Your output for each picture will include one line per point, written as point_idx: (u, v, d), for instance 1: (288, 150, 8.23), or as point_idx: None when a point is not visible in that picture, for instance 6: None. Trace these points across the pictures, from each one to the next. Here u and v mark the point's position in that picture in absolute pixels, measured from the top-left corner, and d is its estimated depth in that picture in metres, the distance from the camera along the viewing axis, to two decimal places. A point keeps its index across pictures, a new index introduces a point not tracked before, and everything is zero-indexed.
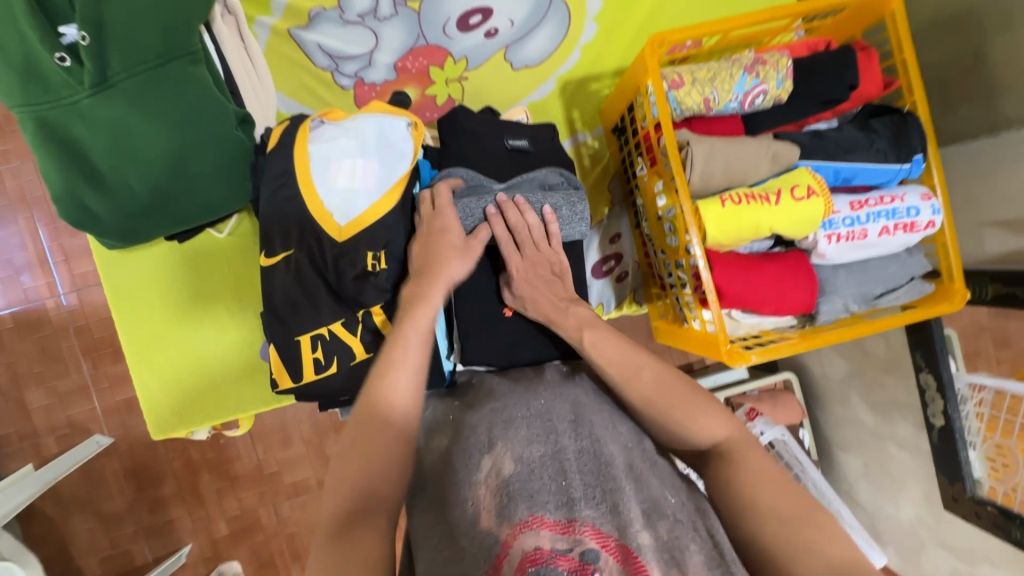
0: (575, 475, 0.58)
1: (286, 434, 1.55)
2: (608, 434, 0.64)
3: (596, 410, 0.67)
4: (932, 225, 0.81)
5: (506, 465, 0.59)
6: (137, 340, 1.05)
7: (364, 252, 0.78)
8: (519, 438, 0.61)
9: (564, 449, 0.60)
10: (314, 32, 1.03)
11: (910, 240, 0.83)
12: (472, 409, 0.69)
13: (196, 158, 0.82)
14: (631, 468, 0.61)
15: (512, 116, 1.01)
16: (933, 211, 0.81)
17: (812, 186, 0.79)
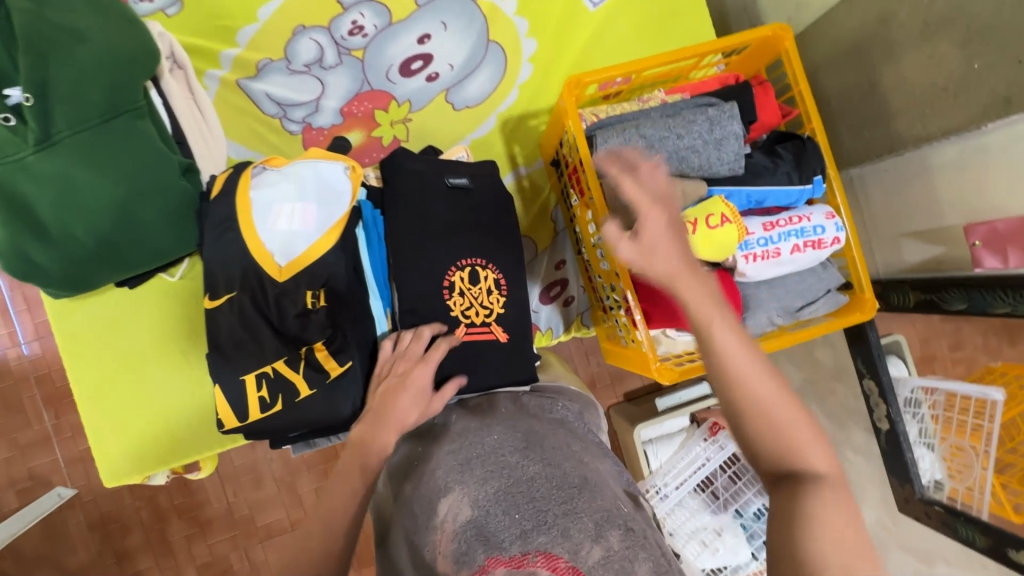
0: (527, 507, 0.60)
1: (256, 474, 1.53)
2: (558, 459, 0.69)
3: (546, 439, 0.73)
4: (838, 241, 0.87)
5: (462, 507, 0.62)
6: (90, 387, 1.05)
7: (304, 290, 0.83)
8: (474, 478, 0.65)
9: (516, 481, 0.64)
10: (261, 82, 1.09)
11: (820, 256, 0.88)
12: (432, 455, 0.72)
13: (141, 207, 0.84)
14: (585, 486, 0.65)
15: (453, 153, 1.05)
16: (837, 228, 0.86)
17: (725, 214, 0.84)
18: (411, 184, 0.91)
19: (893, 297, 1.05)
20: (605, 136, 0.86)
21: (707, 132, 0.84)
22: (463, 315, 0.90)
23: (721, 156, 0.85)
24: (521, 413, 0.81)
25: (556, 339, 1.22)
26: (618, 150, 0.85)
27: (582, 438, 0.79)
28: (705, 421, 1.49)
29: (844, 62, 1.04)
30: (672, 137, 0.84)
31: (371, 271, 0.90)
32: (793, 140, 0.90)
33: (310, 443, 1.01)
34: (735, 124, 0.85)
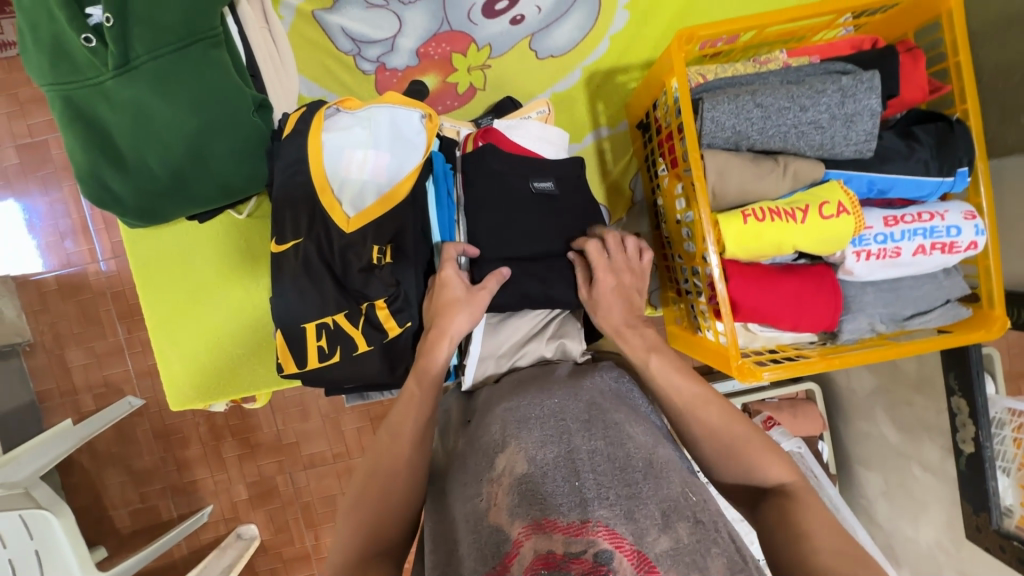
0: (588, 476, 0.56)
1: (304, 407, 1.59)
2: (623, 435, 0.62)
3: (611, 412, 0.67)
4: (975, 246, 0.75)
5: (518, 462, 0.59)
6: (159, 315, 1.08)
7: (370, 245, 0.80)
8: (530, 438, 0.62)
9: (577, 450, 0.59)
10: (337, 14, 1.02)
11: (948, 261, 0.77)
12: (489, 408, 0.72)
13: (213, 141, 0.82)
14: (651, 465, 0.59)
15: (532, 108, 0.96)
16: (976, 231, 0.75)
17: (843, 204, 0.74)
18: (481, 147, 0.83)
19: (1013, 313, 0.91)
20: (716, 102, 0.74)
21: (837, 105, 0.72)
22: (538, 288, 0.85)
23: (850, 135, 0.73)
24: (583, 382, 0.73)
25: None
26: (729, 120, 0.74)
27: (644, 417, 0.70)
28: (758, 413, 1.43)
29: (1010, 31, 0.87)
30: (795, 109, 0.73)
31: (439, 229, 0.86)
32: (937, 121, 0.77)
33: (362, 396, 1.03)
34: (875, 97, 0.72)
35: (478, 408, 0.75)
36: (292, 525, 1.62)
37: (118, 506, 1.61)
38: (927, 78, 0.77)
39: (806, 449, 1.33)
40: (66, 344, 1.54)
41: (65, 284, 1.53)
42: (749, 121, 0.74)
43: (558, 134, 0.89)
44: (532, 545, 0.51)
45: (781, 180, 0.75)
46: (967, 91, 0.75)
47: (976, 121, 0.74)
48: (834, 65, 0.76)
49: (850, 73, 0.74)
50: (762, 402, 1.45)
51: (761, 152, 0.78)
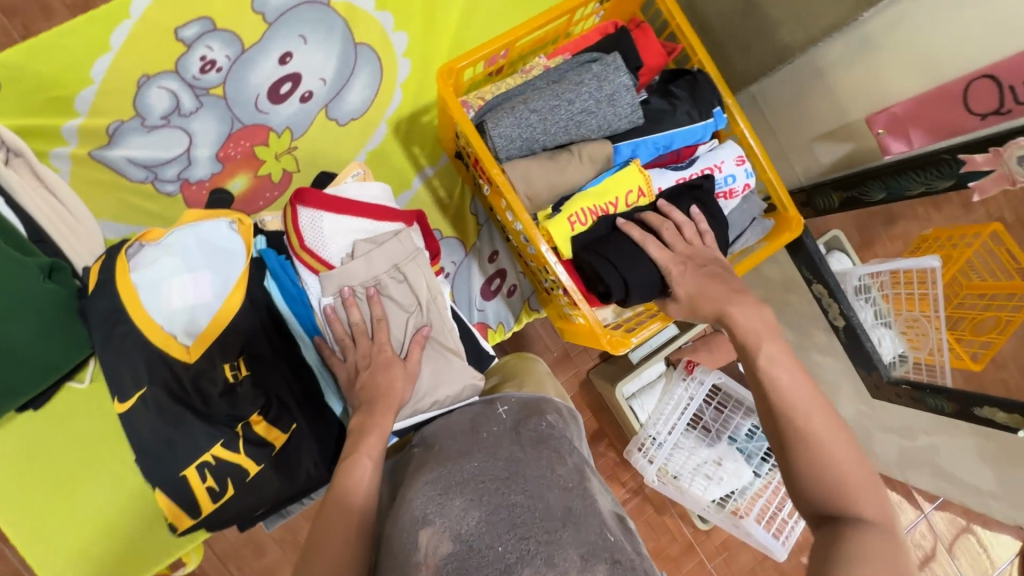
0: (509, 536, 0.61)
1: (252, 544, 1.46)
2: (542, 487, 0.68)
3: (531, 462, 0.72)
4: (748, 186, 0.87)
5: (443, 540, 0.61)
6: (24, 525, 0.94)
7: (221, 366, 0.79)
8: (453, 509, 0.65)
9: (498, 509, 0.64)
10: (118, 147, 0.97)
11: (733, 203, 0.89)
12: (410, 483, 0.72)
13: (11, 326, 0.75)
14: (570, 511, 0.65)
15: (348, 172, 0.94)
16: (747, 173, 0.86)
17: (641, 187, 0.84)
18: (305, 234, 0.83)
19: (819, 202, 1.05)
20: (497, 119, 0.79)
21: (597, 90, 0.81)
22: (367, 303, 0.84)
23: (619, 112, 0.82)
24: (507, 434, 0.78)
25: (509, 332, 1.19)
26: (514, 131, 0.80)
27: (567, 454, 0.76)
28: (679, 362, 1.50)
29: None
30: (564, 104, 0.80)
31: (297, 321, 0.86)
32: (684, 76, 0.87)
33: (282, 512, 0.98)
34: (624, 74, 0.81)
35: (403, 483, 0.76)
36: None
37: None
38: (660, 44, 0.88)
39: (728, 376, 1.37)
40: None
41: None
42: (531, 126, 0.80)
43: (381, 188, 0.91)
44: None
45: (581, 165, 0.82)
46: (694, 47, 0.87)
47: (711, 67, 0.85)
48: (587, 56, 0.85)
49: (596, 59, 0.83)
50: (679, 350, 1.54)
51: (555, 148, 0.84)
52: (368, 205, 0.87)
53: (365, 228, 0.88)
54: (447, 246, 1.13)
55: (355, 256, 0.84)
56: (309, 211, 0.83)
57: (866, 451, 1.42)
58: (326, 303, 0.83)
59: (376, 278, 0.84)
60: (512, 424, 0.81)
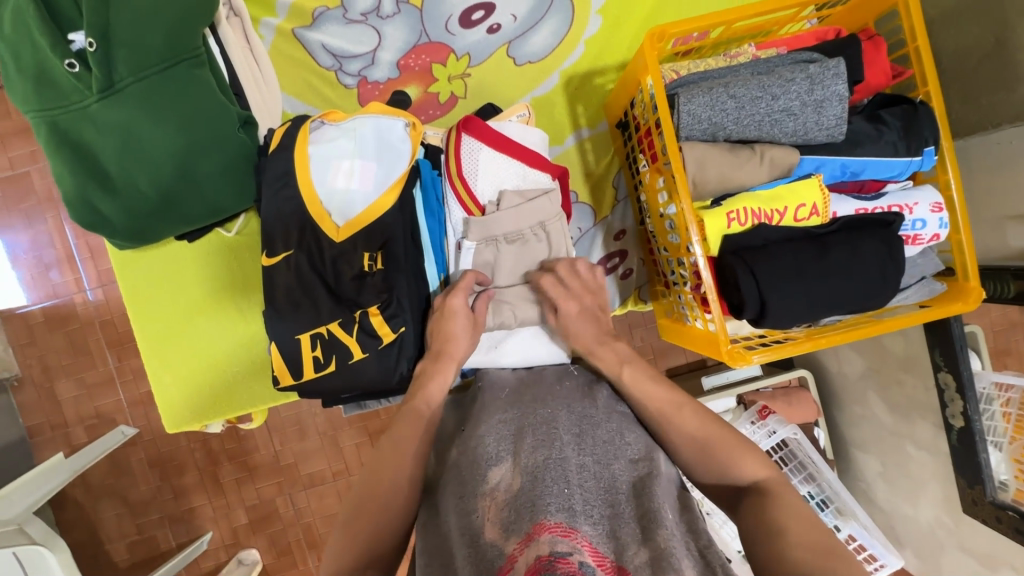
0: (577, 487, 0.59)
1: (301, 426, 1.57)
2: (610, 451, 0.66)
3: (602, 424, 0.70)
4: (938, 238, 0.79)
5: (511, 476, 0.62)
6: (153, 339, 1.07)
7: (361, 252, 0.82)
8: (523, 447, 0.65)
9: (568, 459, 0.62)
10: (317, 31, 1.04)
11: (912, 251, 0.81)
12: (482, 419, 0.74)
13: (200, 160, 0.83)
14: (636, 484, 0.63)
15: (512, 112, 0.94)
16: (940, 224, 0.78)
17: (816, 205, 0.78)
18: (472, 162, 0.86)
19: (989, 286, 0.94)
20: (690, 96, 0.77)
21: (807, 92, 0.75)
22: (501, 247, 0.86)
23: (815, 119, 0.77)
24: (573, 391, 0.77)
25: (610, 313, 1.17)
26: (704, 113, 0.77)
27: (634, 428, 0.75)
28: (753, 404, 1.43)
29: (966, 15, 0.91)
30: (767, 98, 0.76)
31: (427, 235, 0.88)
32: (902, 104, 0.80)
33: (360, 404, 1.06)
34: (842, 83, 0.75)
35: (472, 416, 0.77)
36: (294, 548, 1.59)
37: (115, 540, 1.58)
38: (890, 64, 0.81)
39: (802, 434, 1.34)
40: (55, 377, 1.52)
41: (52, 316, 1.52)
42: (723, 112, 0.77)
43: (538, 135, 0.89)
44: (525, 559, 0.51)
45: (759, 167, 0.78)
46: (926, 75, 0.79)
47: (938, 102, 0.77)
48: (804, 57, 0.79)
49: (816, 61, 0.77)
50: (758, 392, 1.46)
51: (738, 142, 0.80)
52: (520, 146, 0.87)
53: (518, 171, 0.87)
54: (579, 212, 1.12)
55: (501, 206, 0.85)
56: (471, 141, 0.86)
57: (927, 563, 1.29)
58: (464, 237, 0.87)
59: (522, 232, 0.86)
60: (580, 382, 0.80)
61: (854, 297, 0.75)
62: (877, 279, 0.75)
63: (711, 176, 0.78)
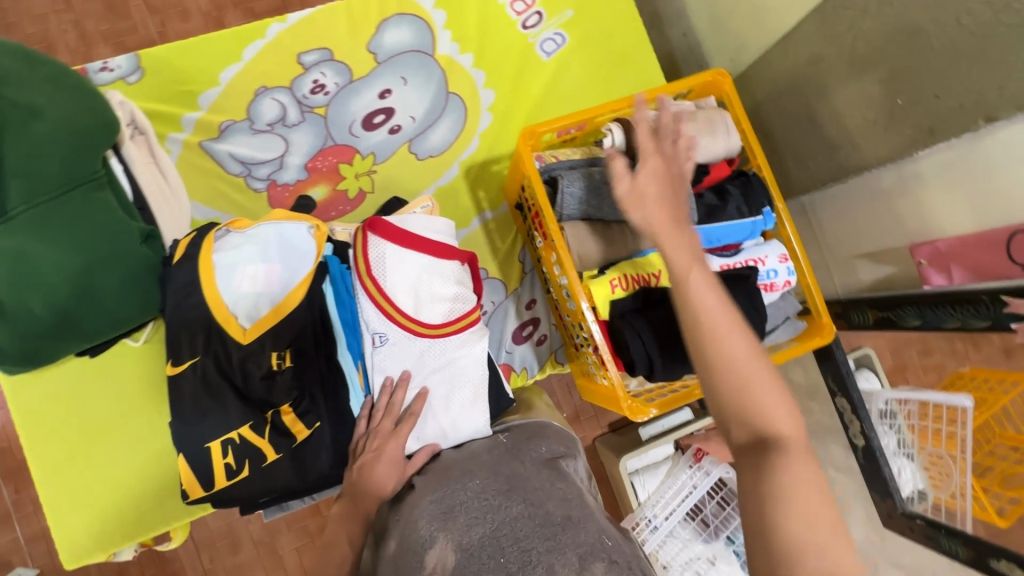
0: (512, 549, 0.63)
1: (234, 537, 1.46)
2: (541, 495, 0.72)
3: (531, 478, 0.76)
4: (789, 284, 0.92)
5: (448, 554, 0.64)
6: (50, 465, 1.00)
7: (269, 352, 0.84)
8: (457, 525, 0.67)
9: (501, 519, 0.67)
10: (224, 142, 1.11)
11: (772, 298, 0.92)
12: (414, 503, 0.75)
13: (100, 277, 0.84)
14: (569, 518, 0.68)
15: (417, 203, 1.01)
16: (788, 272, 0.91)
17: None
18: (393, 256, 0.89)
19: (854, 316, 1.08)
20: (570, 180, 0.88)
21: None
22: (417, 329, 0.89)
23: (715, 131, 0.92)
24: (502, 458, 0.82)
25: (531, 379, 1.22)
26: (582, 198, 0.88)
27: (563, 473, 0.80)
28: (688, 447, 1.49)
29: (784, 98, 1.10)
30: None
31: (347, 343, 0.90)
32: (740, 177, 0.95)
33: (282, 506, 1.02)
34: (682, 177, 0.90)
35: (405, 502, 0.78)
36: None
37: None
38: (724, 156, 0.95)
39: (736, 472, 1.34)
40: None
41: None
42: (597, 196, 0.88)
43: (445, 224, 0.94)
44: None
45: (632, 238, 0.90)
46: (754, 151, 0.96)
47: (767, 172, 0.93)
48: (676, 107, 0.97)
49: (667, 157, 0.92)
50: (689, 435, 1.50)
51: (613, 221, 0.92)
52: (429, 241, 0.91)
53: (423, 266, 0.91)
54: (491, 286, 1.18)
55: (419, 292, 0.90)
56: (376, 240, 0.89)
57: None
58: (382, 332, 0.89)
59: (441, 312, 0.90)
60: (514, 447, 0.86)
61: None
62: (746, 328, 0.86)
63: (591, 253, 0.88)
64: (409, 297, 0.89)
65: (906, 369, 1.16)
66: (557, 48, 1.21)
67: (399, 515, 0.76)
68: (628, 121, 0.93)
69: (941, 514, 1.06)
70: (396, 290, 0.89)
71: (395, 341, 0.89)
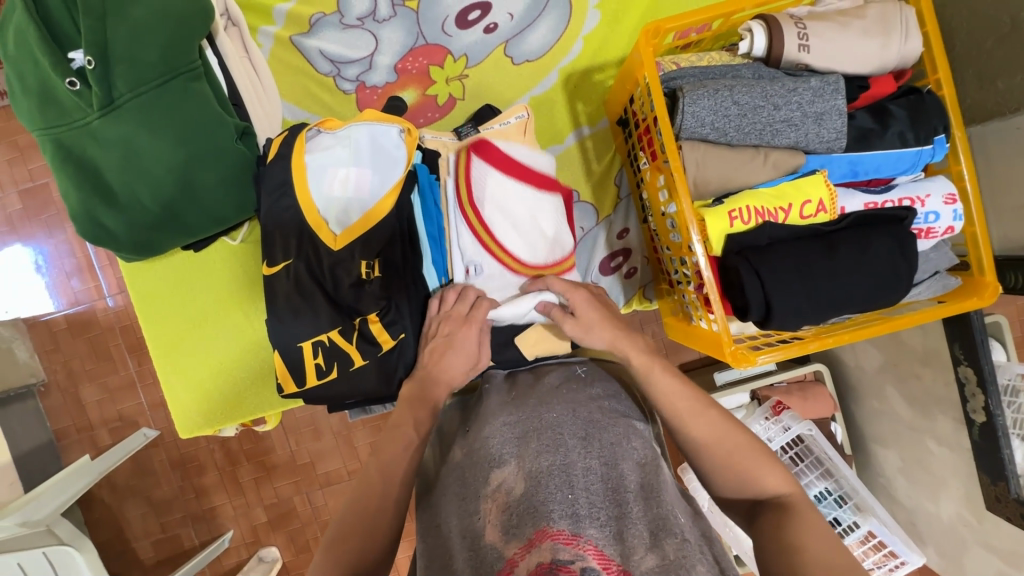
0: (581, 492, 0.59)
1: (315, 426, 1.59)
2: (618, 454, 0.65)
3: (608, 427, 0.69)
4: (952, 231, 0.77)
5: (514, 479, 0.62)
6: (163, 345, 1.09)
7: (358, 261, 0.84)
8: (529, 450, 0.64)
9: (572, 464, 0.62)
10: (314, 38, 1.05)
11: (926, 244, 0.79)
12: (485, 420, 0.74)
13: (200, 171, 0.84)
14: (644, 486, 0.62)
15: (512, 112, 0.91)
16: (953, 216, 0.76)
17: (823, 201, 0.76)
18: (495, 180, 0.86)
19: (1009, 277, 0.89)
20: (696, 97, 0.74)
21: (808, 104, 0.74)
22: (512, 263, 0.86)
23: (888, 33, 0.74)
24: (577, 394, 0.76)
25: (616, 312, 1.15)
26: (709, 116, 0.75)
27: (642, 436, 0.72)
28: (767, 399, 1.38)
29: None
30: (769, 107, 0.74)
31: (431, 260, 0.88)
32: (908, 95, 0.77)
33: (363, 409, 1.06)
34: (841, 98, 0.75)
35: (478, 416, 0.78)
36: (311, 545, 1.62)
37: (141, 538, 1.62)
38: (891, 69, 0.78)
39: (818, 431, 1.26)
40: (79, 382, 1.56)
41: (75, 322, 1.55)
42: (726, 118, 0.75)
43: (545, 155, 0.88)
44: (526, 563, 0.52)
45: (762, 168, 0.77)
46: (937, 62, 0.76)
47: (948, 91, 0.75)
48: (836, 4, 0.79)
49: (816, 73, 0.76)
50: (771, 387, 1.41)
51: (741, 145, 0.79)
52: (531, 170, 0.87)
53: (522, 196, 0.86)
54: (581, 211, 1.10)
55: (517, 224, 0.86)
56: (481, 165, 0.86)
57: (950, 562, 1.25)
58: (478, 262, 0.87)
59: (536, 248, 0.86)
60: (588, 385, 0.80)
61: (863, 296, 0.73)
62: (889, 276, 0.73)
63: (710, 180, 0.77)
64: (507, 228, 0.86)
65: None
66: None
67: (469, 428, 0.77)
68: (775, 18, 0.75)
69: None
70: (494, 217, 0.85)
71: (489, 271, 0.87)
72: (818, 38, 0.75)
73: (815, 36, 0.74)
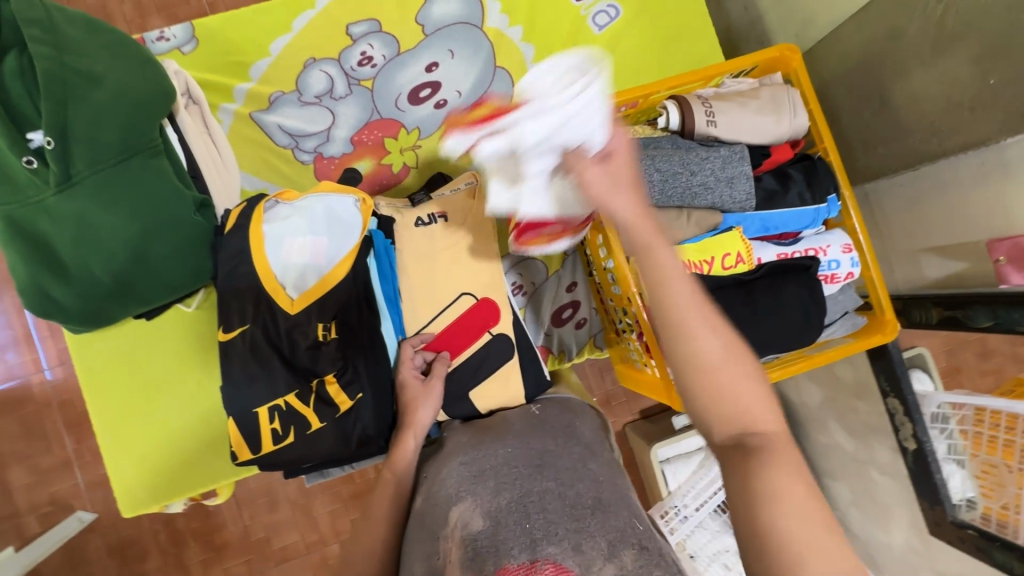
0: (538, 516, 0.60)
1: (271, 497, 1.52)
2: (572, 477, 0.68)
3: (562, 455, 0.72)
4: (852, 275, 0.88)
5: (472, 514, 0.63)
6: (109, 417, 1.06)
7: (315, 323, 0.85)
8: (484, 487, 0.66)
9: (528, 491, 0.64)
10: (273, 114, 1.12)
11: (831, 288, 0.89)
12: (442, 466, 0.76)
13: (157, 241, 0.87)
14: (598, 502, 0.64)
15: (460, 180, 1.00)
16: (851, 263, 0.87)
17: (740, 254, 0.85)
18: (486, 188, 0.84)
19: (915, 314, 0.98)
20: None
21: (719, 170, 0.85)
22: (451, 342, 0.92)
23: (780, 112, 0.88)
24: (533, 428, 0.79)
25: (569, 361, 1.22)
26: None
27: (597, 456, 0.76)
28: None
29: (854, 77, 1.02)
30: (687, 174, 0.84)
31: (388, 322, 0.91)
32: (803, 161, 0.91)
33: (323, 473, 1.04)
34: (746, 165, 0.86)
35: (438, 462, 0.80)
36: None
37: None
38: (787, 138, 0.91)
39: None
40: (8, 464, 1.46)
41: (8, 399, 1.47)
42: (651, 184, 0.84)
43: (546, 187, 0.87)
44: None
45: (687, 226, 0.85)
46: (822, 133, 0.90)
47: (834, 157, 0.88)
48: (736, 86, 0.93)
49: (725, 144, 0.88)
50: None
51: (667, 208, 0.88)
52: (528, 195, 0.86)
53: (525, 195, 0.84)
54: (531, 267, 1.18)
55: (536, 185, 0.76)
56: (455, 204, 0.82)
57: None
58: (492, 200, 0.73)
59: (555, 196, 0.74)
60: (541, 420, 0.83)
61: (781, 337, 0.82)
62: (801, 320, 0.82)
63: None
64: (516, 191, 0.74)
65: (959, 372, 1.03)
66: (610, 21, 1.16)
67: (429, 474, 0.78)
68: (685, 98, 0.88)
69: (988, 525, 0.96)
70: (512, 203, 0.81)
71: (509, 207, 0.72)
72: (723, 115, 0.87)
73: (719, 114, 0.87)
